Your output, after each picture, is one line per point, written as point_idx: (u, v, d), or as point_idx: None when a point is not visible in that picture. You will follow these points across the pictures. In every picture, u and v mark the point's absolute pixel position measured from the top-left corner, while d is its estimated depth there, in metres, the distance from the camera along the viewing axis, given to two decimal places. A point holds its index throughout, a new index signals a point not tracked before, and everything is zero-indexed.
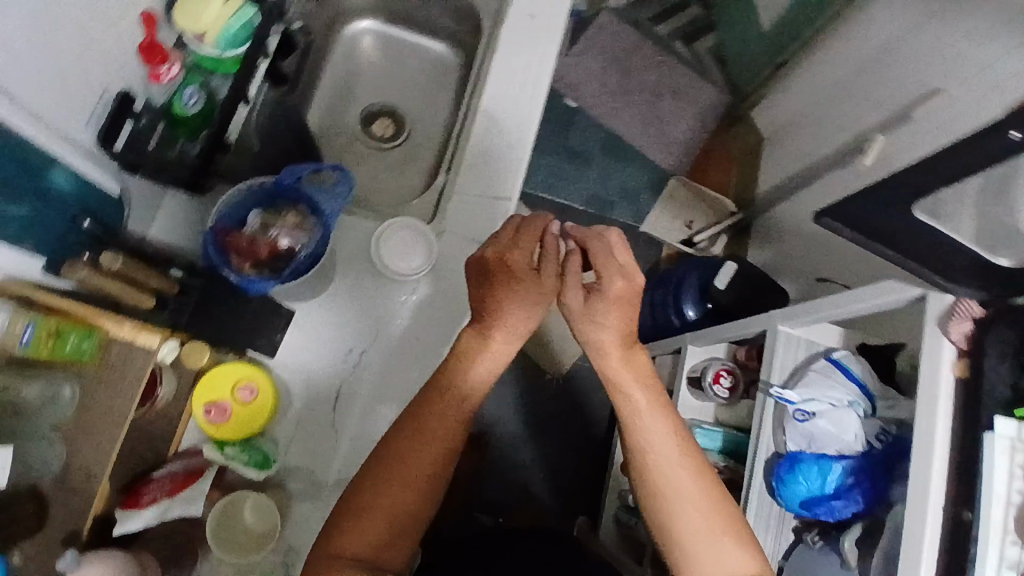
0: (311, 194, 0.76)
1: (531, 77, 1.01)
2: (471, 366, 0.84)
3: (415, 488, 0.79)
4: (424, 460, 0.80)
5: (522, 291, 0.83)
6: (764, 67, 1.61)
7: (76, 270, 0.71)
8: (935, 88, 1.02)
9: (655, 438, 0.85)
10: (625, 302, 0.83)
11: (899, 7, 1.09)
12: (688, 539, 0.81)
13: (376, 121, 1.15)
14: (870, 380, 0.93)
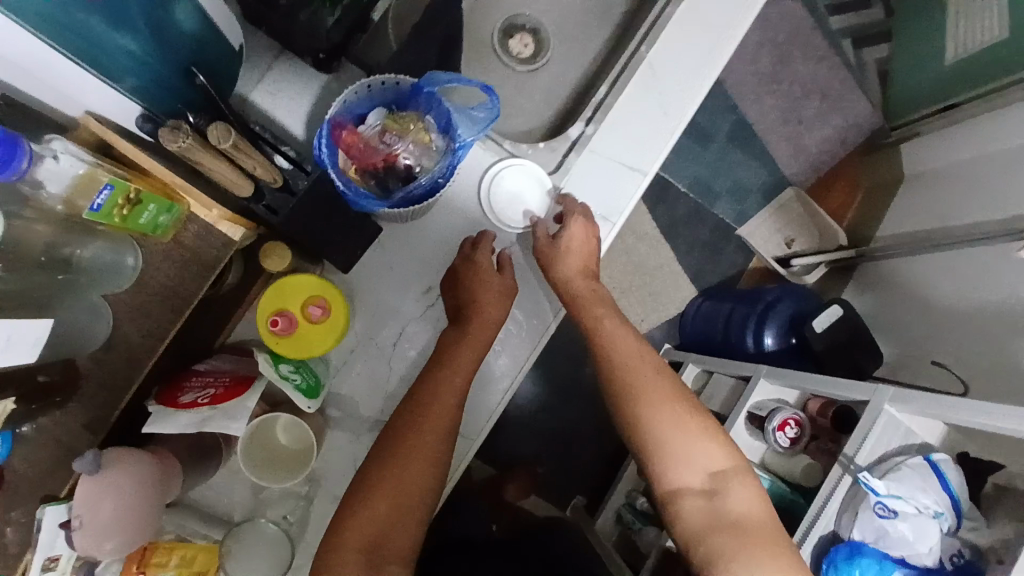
0: (448, 111, 0.65)
1: (708, 41, 0.86)
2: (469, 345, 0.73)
3: (421, 458, 0.70)
4: (422, 433, 0.70)
5: (487, 284, 0.75)
6: (932, 99, 1.41)
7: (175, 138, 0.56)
8: None
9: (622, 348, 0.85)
10: (589, 244, 0.79)
11: None
12: (664, 445, 0.78)
13: (516, 36, 1.00)
14: (964, 496, 0.82)
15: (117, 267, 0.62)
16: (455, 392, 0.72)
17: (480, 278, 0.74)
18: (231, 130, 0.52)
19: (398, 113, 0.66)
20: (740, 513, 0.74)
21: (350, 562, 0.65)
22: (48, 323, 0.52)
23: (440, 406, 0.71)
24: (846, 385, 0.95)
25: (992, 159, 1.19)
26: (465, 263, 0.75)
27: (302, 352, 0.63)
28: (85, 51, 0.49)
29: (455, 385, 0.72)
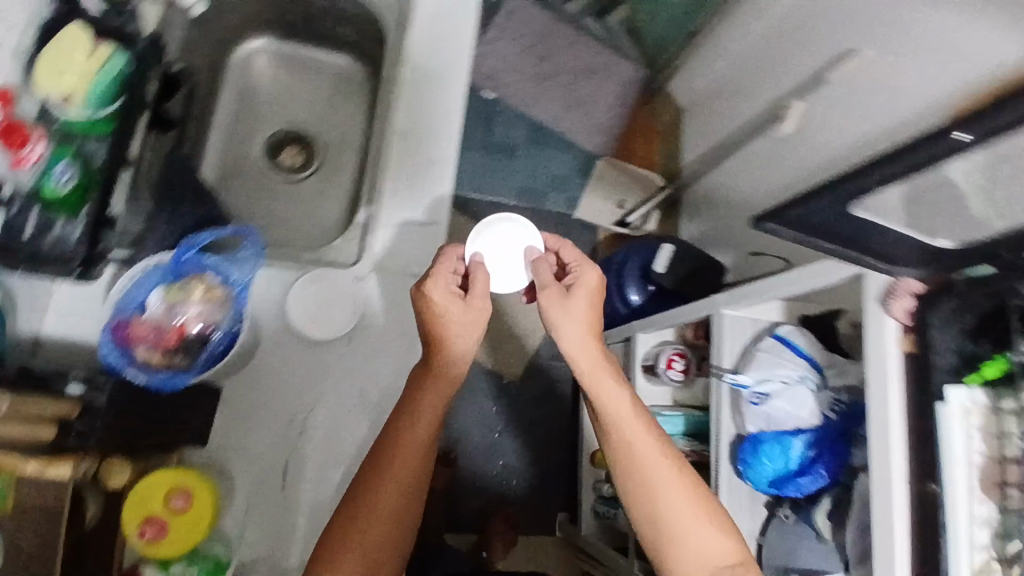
0: (215, 268, 0.83)
1: (445, 86, 0.96)
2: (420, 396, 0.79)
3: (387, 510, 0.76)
4: (398, 485, 0.76)
5: (454, 324, 0.79)
6: (677, 37, 1.62)
7: None
8: (849, 49, 1.02)
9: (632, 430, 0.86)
10: (592, 298, 0.90)
11: None
12: (674, 531, 0.82)
13: (287, 148, 1.09)
14: (816, 351, 0.92)
15: None
16: (417, 445, 0.78)
17: (455, 306, 0.78)
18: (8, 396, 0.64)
19: (174, 288, 0.81)
20: None
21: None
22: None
23: (402, 456, 0.77)
24: (693, 308, 1.06)
25: (740, 65, 1.38)
26: (446, 299, 0.79)
27: (179, 549, 0.74)
28: None
29: (418, 440, 0.78)
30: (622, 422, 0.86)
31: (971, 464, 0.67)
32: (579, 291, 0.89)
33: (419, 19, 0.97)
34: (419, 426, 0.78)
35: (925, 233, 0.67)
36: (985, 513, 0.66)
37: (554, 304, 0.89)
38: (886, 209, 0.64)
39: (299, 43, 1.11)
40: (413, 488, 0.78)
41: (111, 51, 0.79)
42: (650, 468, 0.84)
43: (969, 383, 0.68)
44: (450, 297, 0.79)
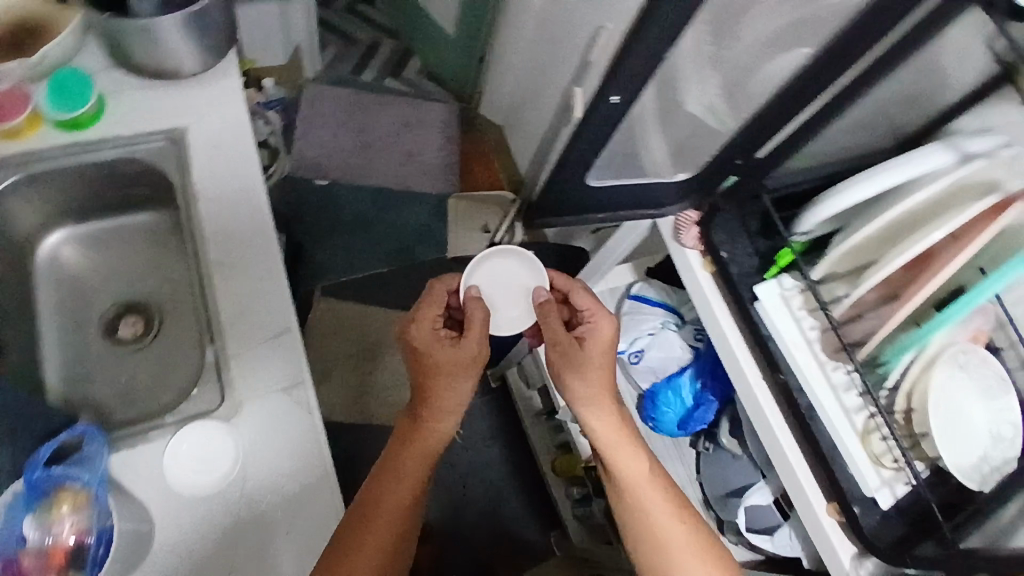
0: (65, 474, 0.81)
1: (245, 206, 0.99)
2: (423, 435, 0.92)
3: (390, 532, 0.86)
4: (392, 507, 0.87)
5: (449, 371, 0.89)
6: (470, 66, 1.74)
7: None
8: (598, 26, 1.09)
9: (642, 475, 0.86)
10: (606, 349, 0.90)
11: None
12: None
13: (126, 320, 1.12)
14: (667, 296, 1.02)
15: None
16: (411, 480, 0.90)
17: (441, 351, 0.90)
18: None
19: (38, 511, 0.79)
20: None
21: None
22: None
23: (394, 488, 0.89)
24: None
25: (526, 71, 1.50)
26: (433, 342, 0.91)
27: None
28: None
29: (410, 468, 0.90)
30: (633, 473, 0.86)
31: (810, 340, 0.74)
32: (593, 337, 0.89)
33: (196, 156, 1.02)
34: (416, 456, 0.91)
35: (666, 171, 0.82)
36: (839, 377, 0.73)
37: (567, 357, 0.87)
38: (628, 162, 0.83)
39: (98, 219, 1.12)
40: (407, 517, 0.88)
41: None
42: (660, 523, 0.84)
43: (773, 276, 0.76)
44: (437, 343, 0.91)
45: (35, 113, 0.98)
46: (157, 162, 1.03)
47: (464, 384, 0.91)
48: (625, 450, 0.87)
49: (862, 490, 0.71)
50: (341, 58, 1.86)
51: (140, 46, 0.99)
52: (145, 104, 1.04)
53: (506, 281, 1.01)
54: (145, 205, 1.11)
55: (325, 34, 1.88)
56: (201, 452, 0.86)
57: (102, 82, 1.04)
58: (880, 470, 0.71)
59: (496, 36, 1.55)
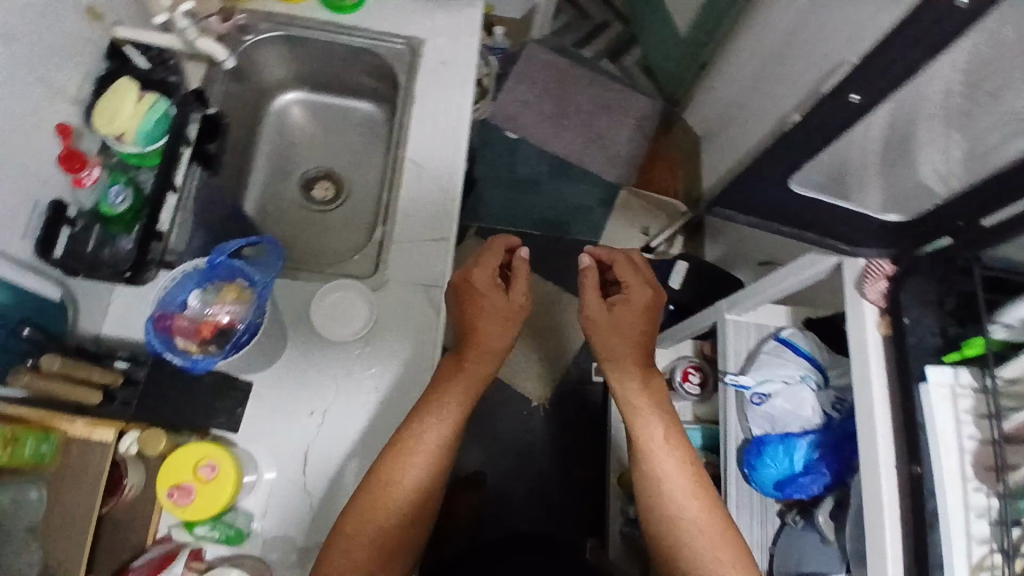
0: (245, 270, 0.80)
1: (451, 123, 1.05)
2: (464, 364, 0.87)
3: (421, 458, 0.82)
4: (421, 470, 0.82)
5: (491, 306, 0.88)
6: (687, 71, 1.70)
7: (17, 378, 0.68)
8: (841, 62, 1.08)
9: (671, 472, 0.87)
10: (645, 316, 0.91)
11: None
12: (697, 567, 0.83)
13: (317, 185, 1.18)
14: (819, 351, 0.95)
15: (26, 505, 0.67)
16: (443, 438, 0.84)
17: (486, 337, 0.88)
18: (58, 357, 0.70)
19: (213, 289, 0.79)
20: None
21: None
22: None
23: (426, 453, 0.82)
24: (697, 320, 1.10)
25: (745, 90, 1.46)
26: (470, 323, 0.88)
27: (202, 514, 0.74)
28: None
29: (439, 430, 0.84)
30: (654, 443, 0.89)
31: (962, 449, 0.67)
32: (630, 310, 0.91)
33: (426, 62, 1.07)
34: (457, 384, 0.86)
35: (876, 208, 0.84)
36: (981, 502, 0.65)
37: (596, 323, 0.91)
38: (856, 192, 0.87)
39: (326, 93, 1.20)
40: (439, 451, 0.84)
41: (156, 95, 0.86)
42: (676, 488, 0.87)
43: (950, 363, 0.70)
44: (493, 285, 0.89)
45: None
46: (393, 63, 1.09)
47: (475, 381, 0.88)
48: (638, 420, 0.90)
49: None
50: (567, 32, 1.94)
51: None
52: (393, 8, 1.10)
53: None
54: (366, 93, 1.18)
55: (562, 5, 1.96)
56: (337, 313, 0.91)
57: None
58: None
59: (724, 52, 1.51)
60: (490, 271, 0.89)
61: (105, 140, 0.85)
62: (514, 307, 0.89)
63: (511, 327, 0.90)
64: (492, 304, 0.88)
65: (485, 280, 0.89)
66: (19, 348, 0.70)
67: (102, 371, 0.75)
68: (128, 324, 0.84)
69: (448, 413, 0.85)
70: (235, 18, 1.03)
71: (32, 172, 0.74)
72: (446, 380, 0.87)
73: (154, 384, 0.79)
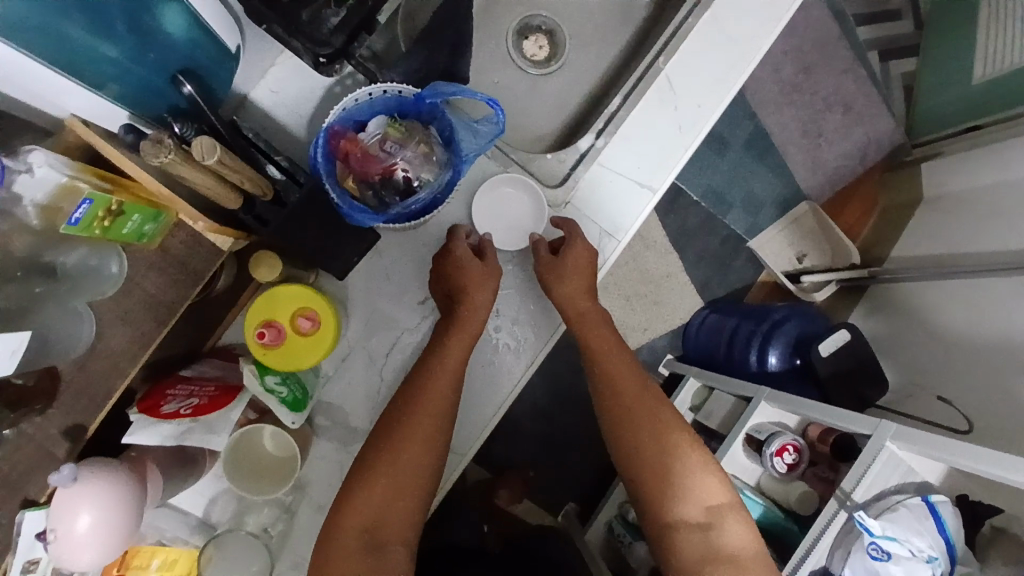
0: (452, 125, 0.62)
1: (730, 60, 0.82)
2: (452, 328, 0.71)
3: (421, 423, 0.69)
4: (414, 438, 0.68)
5: (471, 276, 0.71)
6: (958, 120, 1.38)
7: (157, 153, 0.47)
8: None
9: (621, 378, 0.85)
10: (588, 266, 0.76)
11: None
12: (652, 479, 0.79)
13: (531, 38, 0.96)
14: (959, 539, 0.82)
15: (98, 273, 0.56)
16: (450, 370, 0.70)
17: (478, 295, 0.71)
18: (217, 145, 0.50)
19: (401, 124, 0.63)
20: (734, 546, 0.75)
21: (348, 545, 0.65)
22: (23, 335, 0.48)
23: (432, 397, 0.69)
24: (847, 417, 0.92)
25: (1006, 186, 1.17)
26: (441, 290, 0.73)
27: (287, 364, 0.65)
28: (66, 66, 0.45)
29: (438, 386, 0.69)
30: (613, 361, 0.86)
31: None
32: (572, 258, 0.74)
33: None
34: (449, 350, 0.70)
35: None
36: None
37: (556, 286, 0.75)
38: None
39: None
40: (445, 413, 0.70)
41: None
42: (630, 395, 0.83)
43: None
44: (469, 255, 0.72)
45: None
46: None
47: (460, 346, 0.70)
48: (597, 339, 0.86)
49: None
50: None
51: None
52: None
53: None
54: None
55: None
56: (498, 215, 0.78)
57: None
58: None
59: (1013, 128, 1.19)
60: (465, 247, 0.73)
61: None
62: (486, 273, 0.73)
63: (492, 286, 0.73)
64: (472, 271, 0.71)
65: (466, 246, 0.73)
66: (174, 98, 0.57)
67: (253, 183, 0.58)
68: (277, 100, 0.69)
69: (443, 373, 0.70)
70: None
71: None
72: (447, 329, 0.71)
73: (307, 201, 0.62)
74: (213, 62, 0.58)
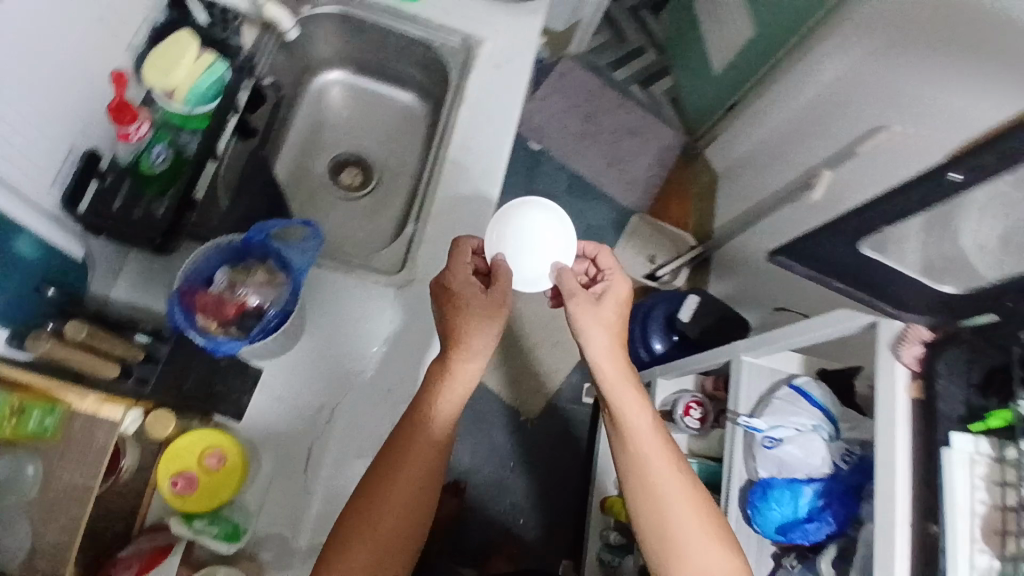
0: (279, 249, 0.77)
1: (496, 128, 1.04)
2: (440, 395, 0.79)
3: (413, 483, 0.76)
4: (408, 497, 0.76)
5: (475, 317, 0.80)
6: (716, 109, 1.71)
7: (38, 344, 0.64)
8: (875, 126, 1.11)
9: (644, 442, 0.83)
10: (618, 313, 0.88)
11: (837, 53, 1.20)
12: (675, 544, 0.79)
13: (346, 171, 1.15)
14: (831, 403, 0.94)
15: (18, 480, 0.66)
16: (437, 438, 0.78)
17: (470, 344, 0.80)
18: (85, 324, 0.66)
19: (241, 267, 0.78)
20: None
21: None
22: None
23: (416, 458, 0.77)
24: (709, 355, 1.10)
25: (778, 138, 1.46)
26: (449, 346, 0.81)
27: (206, 505, 0.75)
28: None
29: (430, 453, 0.78)
30: (636, 417, 0.84)
31: (971, 513, 0.68)
32: (609, 300, 0.87)
33: (480, 65, 1.07)
34: (437, 417, 0.79)
35: (931, 279, 0.70)
36: (984, 562, 0.67)
37: (585, 314, 0.85)
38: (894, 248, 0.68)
39: (368, 77, 1.18)
40: (429, 479, 0.78)
41: (213, 57, 0.83)
42: (656, 469, 0.82)
43: (973, 432, 0.71)
44: (468, 285, 0.82)
45: None
46: (446, 58, 1.09)
47: (450, 411, 0.80)
48: (631, 398, 0.85)
49: None
50: (603, 51, 1.93)
51: None
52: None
53: None
54: (411, 84, 1.17)
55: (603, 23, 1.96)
56: (360, 309, 0.90)
57: None
58: None
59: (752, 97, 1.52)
60: (467, 274, 0.83)
61: (152, 94, 0.82)
62: (492, 305, 0.81)
63: (496, 326, 0.82)
64: (473, 311, 0.80)
65: (467, 284, 0.82)
66: (42, 307, 0.69)
67: (125, 344, 0.71)
68: (136, 287, 0.80)
69: (437, 433, 0.78)
70: None
71: (78, 115, 0.72)
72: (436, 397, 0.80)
73: (178, 354, 0.75)
74: (66, 273, 0.71)
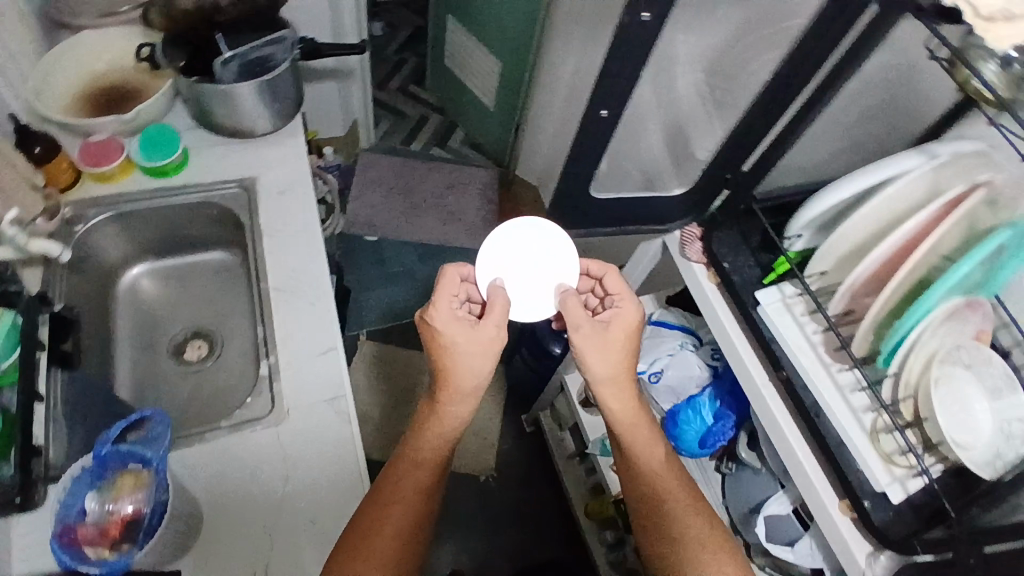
0: (137, 451, 0.83)
1: (303, 242, 1.11)
2: (431, 430, 0.94)
3: (410, 497, 0.88)
4: (408, 510, 0.87)
5: (463, 355, 0.88)
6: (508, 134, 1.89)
7: None
8: None
9: (653, 467, 0.88)
10: (624, 340, 0.89)
11: (561, 48, 1.39)
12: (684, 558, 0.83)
13: (188, 347, 1.17)
14: (687, 320, 1.07)
15: None
16: (430, 465, 0.93)
17: (455, 380, 0.90)
18: None
19: (109, 486, 0.81)
20: None
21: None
22: None
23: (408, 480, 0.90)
24: None
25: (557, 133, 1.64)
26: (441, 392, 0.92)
27: None
28: None
29: (421, 477, 0.91)
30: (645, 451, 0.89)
31: (812, 343, 0.79)
32: (614, 324, 0.88)
33: (265, 198, 1.15)
34: (424, 449, 0.93)
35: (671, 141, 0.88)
36: (845, 376, 0.77)
37: (588, 341, 0.86)
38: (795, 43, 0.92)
39: (169, 256, 1.23)
40: (421, 497, 0.90)
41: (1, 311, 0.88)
42: (671, 498, 0.87)
43: (770, 282, 0.83)
44: (458, 324, 0.88)
45: (129, 160, 1.13)
46: (230, 205, 1.14)
47: (438, 449, 0.94)
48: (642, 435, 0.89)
49: (874, 486, 0.73)
50: (392, 134, 2.08)
51: (221, 110, 1.14)
52: (218, 158, 1.18)
53: (964, 409, 0.72)
54: (214, 243, 1.22)
55: (380, 111, 2.12)
56: (249, 462, 0.92)
57: (188, 139, 1.20)
58: (891, 468, 0.72)
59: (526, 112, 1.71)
60: (452, 312, 0.88)
61: None
62: (482, 341, 0.88)
63: (485, 365, 0.89)
64: (464, 351, 0.88)
65: (456, 330, 0.87)
66: None
67: None
68: None
69: (430, 458, 0.93)
70: (61, 214, 1.06)
71: None
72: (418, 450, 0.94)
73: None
74: None
